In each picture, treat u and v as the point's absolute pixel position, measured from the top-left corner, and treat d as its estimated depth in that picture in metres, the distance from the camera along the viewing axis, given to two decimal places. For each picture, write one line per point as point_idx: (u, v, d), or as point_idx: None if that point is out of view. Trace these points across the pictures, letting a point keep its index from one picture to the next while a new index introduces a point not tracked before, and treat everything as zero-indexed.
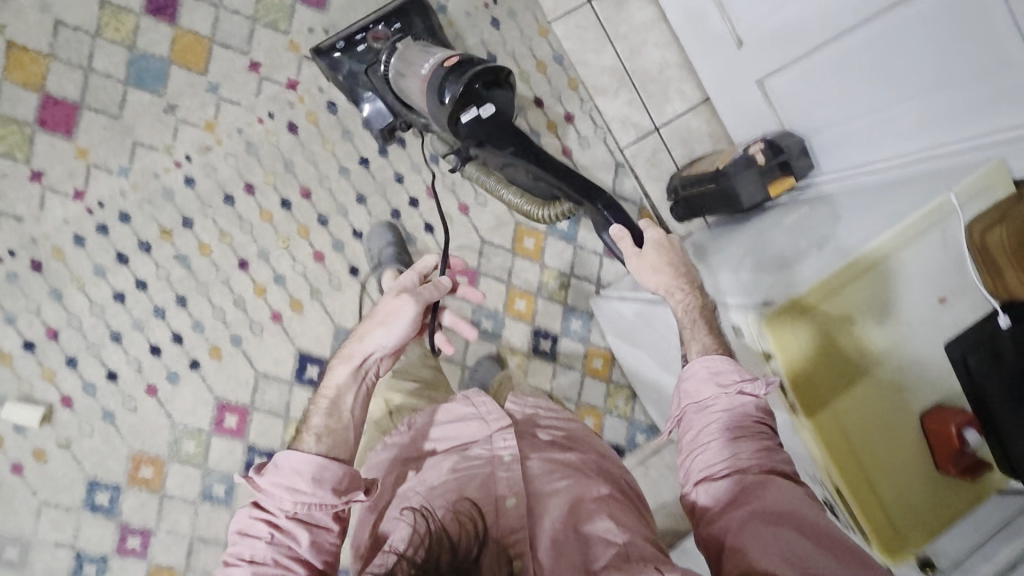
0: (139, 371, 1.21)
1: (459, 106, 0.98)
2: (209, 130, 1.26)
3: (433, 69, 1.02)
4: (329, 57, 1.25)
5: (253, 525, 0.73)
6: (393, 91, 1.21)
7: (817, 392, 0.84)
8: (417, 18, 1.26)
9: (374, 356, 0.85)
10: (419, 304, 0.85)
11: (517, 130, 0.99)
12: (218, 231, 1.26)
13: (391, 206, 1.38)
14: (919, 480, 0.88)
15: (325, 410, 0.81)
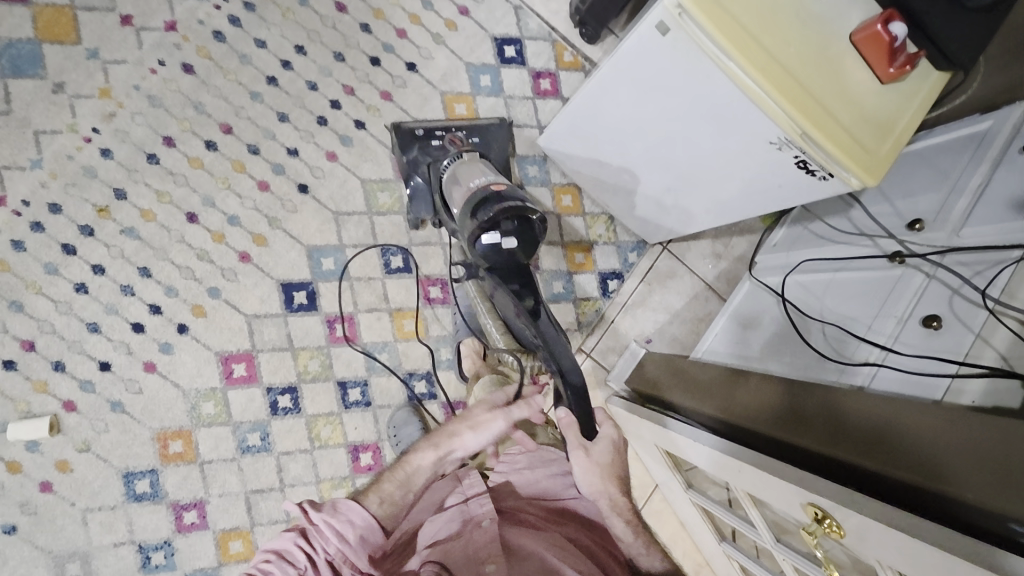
0: (130, 353, 1.18)
1: (486, 227, 0.95)
2: (106, 96, 1.19)
3: (482, 188, 1.00)
4: (405, 133, 1.20)
5: (295, 551, 0.79)
6: (440, 197, 1.15)
7: (747, 42, 0.76)
8: (497, 145, 1.24)
9: (457, 453, 0.95)
10: (512, 420, 0.97)
11: (526, 276, 1.02)
12: (154, 193, 1.20)
13: (315, 115, 1.29)
14: (877, 100, 0.82)
15: (399, 479, 0.91)
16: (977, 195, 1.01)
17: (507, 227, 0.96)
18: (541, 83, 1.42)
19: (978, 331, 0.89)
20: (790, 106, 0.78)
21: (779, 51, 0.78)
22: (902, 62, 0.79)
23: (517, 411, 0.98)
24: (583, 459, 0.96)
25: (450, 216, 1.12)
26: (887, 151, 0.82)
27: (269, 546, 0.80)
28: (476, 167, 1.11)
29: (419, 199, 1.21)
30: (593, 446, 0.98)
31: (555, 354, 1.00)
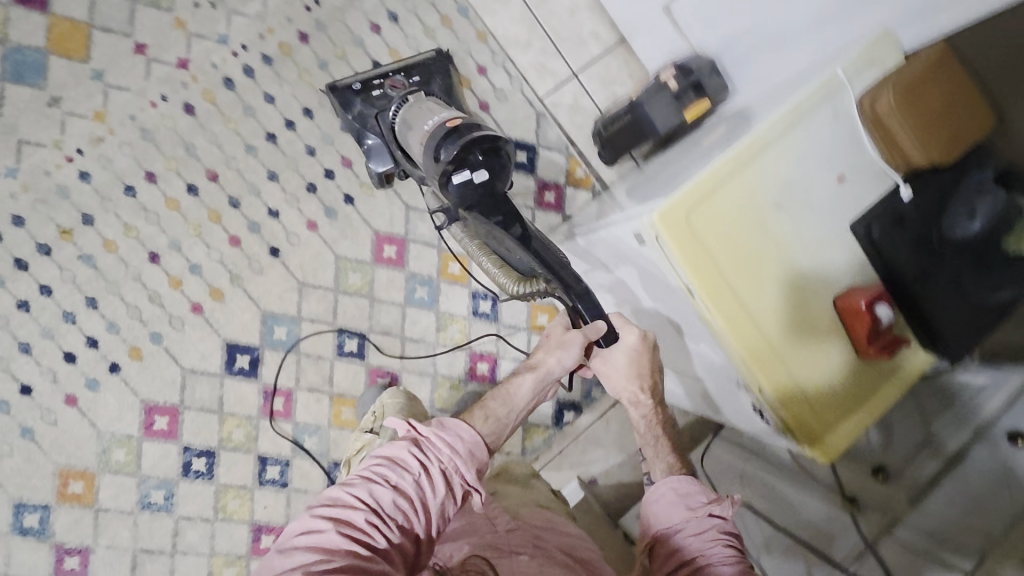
0: (55, 382, 1.15)
1: (452, 166, 0.89)
2: (100, 120, 1.16)
3: (435, 125, 0.94)
4: (342, 94, 1.14)
5: (408, 459, 0.70)
6: (397, 145, 1.10)
7: (723, 290, 0.71)
8: (438, 75, 1.19)
9: (554, 375, 0.88)
10: (590, 338, 0.87)
11: (512, 208, 0.93)
12: (122, 226, 1.17)
13: (305, 180, 1.25)
14: (848, 374, 0.77)
15: (503, 399, 0.84)
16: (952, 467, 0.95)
17: (474, 158, 0.89)
18: (545, 194, 1.37)
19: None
20: (753, 367, 0.73)
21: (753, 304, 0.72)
22: (882, 345, 0.74)
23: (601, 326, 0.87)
24: (608, 365, 0.92)
25: (413, 163, 1.09)
26: (847, 429, 0.77)
27: (377, 451, 0.71)
28: (420, 106, 1.07)
29: (377, 155, 1.15)
30: (610, 353, 0.91)
31: (557, 271, 0.91)
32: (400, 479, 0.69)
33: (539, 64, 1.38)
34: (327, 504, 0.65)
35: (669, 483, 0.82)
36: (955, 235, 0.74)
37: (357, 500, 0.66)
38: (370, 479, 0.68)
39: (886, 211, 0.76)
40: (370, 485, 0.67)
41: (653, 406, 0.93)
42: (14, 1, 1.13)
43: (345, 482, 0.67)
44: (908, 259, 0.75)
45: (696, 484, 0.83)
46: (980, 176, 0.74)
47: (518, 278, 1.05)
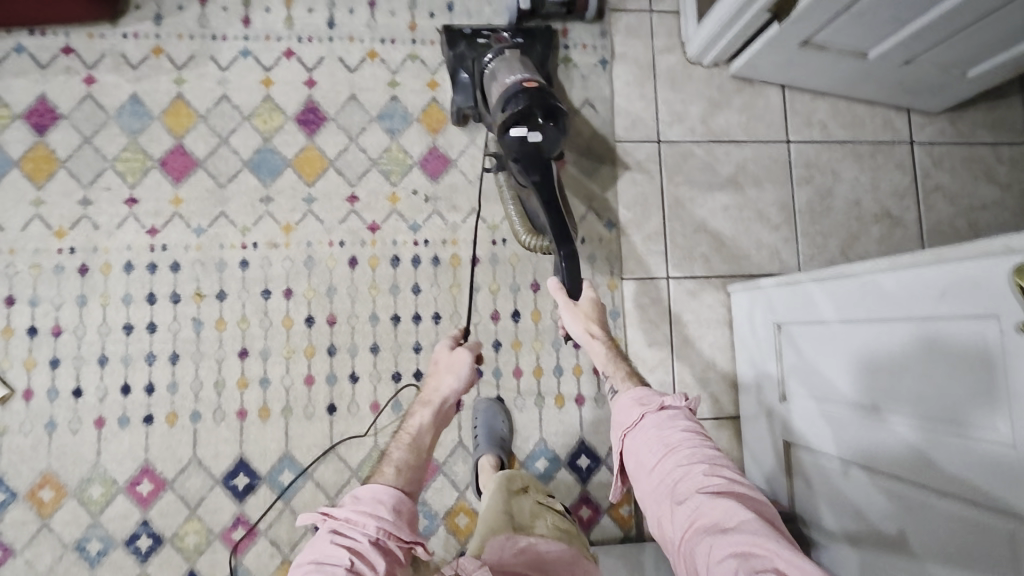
0: (100, 401, 1.25)
1: (513, 119, 1.06)
2: (285, 230, 1.33)
3: (514, 82, 1.10)
4: (452, 35, 1.32)
5: (334, 552, 0.70)
6: (478, 90, 1.25)
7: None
8: (539, 44, 1.34)
9: (448, 399, 0.96)
10: (473, 355, 1.02)
11: (548, 164, 1.10)
12: (240, 314, 1.30)
13: (396, 368, 1.33)
14: None
15: (406, 446, 0.87)
16: None
17: (541, 126, 1.07)
18: (580, 507, 1.35)
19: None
20: None
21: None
22: None
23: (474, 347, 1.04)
24: (573, 310, 1.08)
25: (487, 108, 1.22)
26: None
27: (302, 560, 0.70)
28: (509, 62, 1.19)
29: (463, 89, 1.29)
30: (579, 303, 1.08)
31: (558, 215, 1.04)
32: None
33: None
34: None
35: (628, 394, 0.91)
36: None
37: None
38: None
39: None
40: None
41: (605, 341, 1.05)
42: (294, 117, 1.35)
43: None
44: None
45: (646, 388, 0.93)
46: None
47: (530, 229, 1.28)
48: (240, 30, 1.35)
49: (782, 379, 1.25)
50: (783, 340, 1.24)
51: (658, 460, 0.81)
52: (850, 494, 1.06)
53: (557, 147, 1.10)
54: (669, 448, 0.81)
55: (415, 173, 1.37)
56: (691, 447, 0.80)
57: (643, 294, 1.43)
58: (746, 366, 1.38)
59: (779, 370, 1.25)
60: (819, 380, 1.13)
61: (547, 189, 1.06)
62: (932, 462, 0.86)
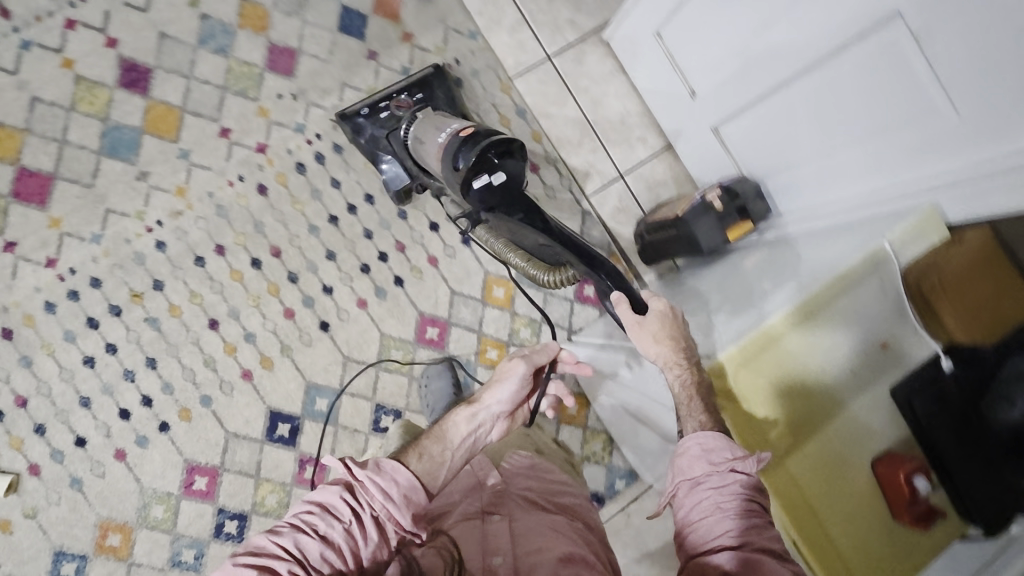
0: (107, 436, 1.21)
1: (471, 173, 0.97)
2: (181, 194, 1.26)
3: (451, 135, 1.02)
4: (352, 121, 1.27)
5: (341, 507, 0.73)
6: (409, 158, 1.20)
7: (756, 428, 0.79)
8: (439, 90, 1.32)
9: (493, 410, 0.91)
10: (531, 366, 0.93)
11: (530, 202, 0.99)
12: (188, 292, 1.26)
13: (360, 261, 1.33)
14: (883, 531, 0.79)
15: (436, 435, 0.85)
16: None
17: (489, 163, 0.97)
18: (584, 289, 1.43)
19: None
20: (790, 517, 0.76)
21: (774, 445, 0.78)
22: (917, 513, 0.77)
23: (541, 358, 0.94)
24: (641, 329, 0.85)
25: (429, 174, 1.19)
26: None
27: (312, 496, 0.74)
28: (426, 123, 1.16)
29: (393, 168, 1.26)
30: (646, 318, 0.85)
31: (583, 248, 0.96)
32: (328, 529, 0.71)
33: (588, 165, 1.46)
34: (249, 552, 0.67)
35: (703, 435, 0.74)
36: (994, 416, 0.79)
37: (285, 548, 0.69)
38: (298, 528, 0.71)
39: (931, 387, 0.81)
40: (296, 533, 0.70)
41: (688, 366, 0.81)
42: (120, 85, 1.25)
43: (271, 531, 0.70)
44: (947, 434, 0.81)
45: (727, 439, 0.74)
46: (1015, 364, 0.79)
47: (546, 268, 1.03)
48: (4, 24, 1.21)
49: (686, 78, 1.29)
50: (668, 43, 1.29)
51: (711, 523, 0.69)
52: (778, 123, 1.13)
53: (524, 180, 1.00)
54: (725, 514, 0.69)
55: (269, 78, 1.30)
56: (746, 517, 0.69)
57: (536, 83, 1.45)
58: (653, 95, 1.42)
59: (679, 73, 1.30)
60: (714, 52, 1.19)
61: (538, 217, 0.98)
62: (824, 28, 0.95)
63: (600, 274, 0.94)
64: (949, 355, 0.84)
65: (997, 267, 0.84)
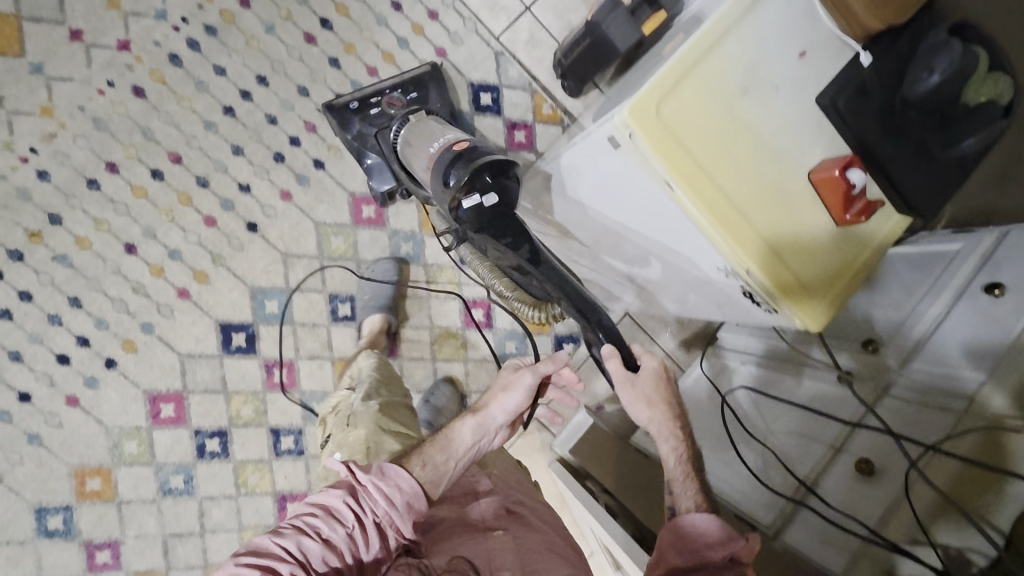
0: (52, 386, 1.14)
1: (461, 190, 0.94)
2: (48, 115, 1.13)
3: (443, 148, 1.01)
4: (339, 112, 1.19)
5: (343, 511, 0.68)
6: (396, 163, 1.15)
7: (686, 169, 0.70)
8: (435, 92, 1.24)
9: (497, 420, 0.83)
10: (538, 377, 0.85)
11: (520, 227, 0.96)
12: (92, 220, 1.15)
13: (272, 150, 1.23)
14: (832, 241, 0.77)
15: (440, 445, 0.78)
16: (931, 329, 0.94)
17: (484, 183, 0.93)
18: (515, 135, 1.37)
19: (904, 492, 0.81)
20: (735, 245, 0.73)
21: (708, 181, 0.71)
22: (859, 210, 0.74)
23: (548, 367, 0.85)
24: (635, 388, 0.84)
25: (416, 183, 1.13)
26: (835, 298, 0.77)
27: (314, 499, 0.69)
28: (427, 125, 1.14)
29: (378, 172, 1.21)
30: (637, 376, 0.84)
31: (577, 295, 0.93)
32: (330, 535, 0.67)
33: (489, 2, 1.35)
34: (250, 552, 0.63)
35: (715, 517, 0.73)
36: (911, 95, 0.71)
37: (287, 550, 0.64)
38: (301, 530, 0.66)
39: (851, 84, 0.73)
40: (297, 535, 0.65)
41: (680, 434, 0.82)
42: None
43: (272, 531, 0.65)
44: (876, 127, 0.74)
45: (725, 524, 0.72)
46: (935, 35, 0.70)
47: (533, 302, 1.18)
48: None
49: None
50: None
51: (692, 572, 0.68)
52: None
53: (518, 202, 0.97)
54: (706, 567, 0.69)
55: None
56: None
57: None
58: None
59: None
60: None
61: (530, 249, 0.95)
62: None
63: (594, 326, 0.90)
64: (868, 50, 0.74)
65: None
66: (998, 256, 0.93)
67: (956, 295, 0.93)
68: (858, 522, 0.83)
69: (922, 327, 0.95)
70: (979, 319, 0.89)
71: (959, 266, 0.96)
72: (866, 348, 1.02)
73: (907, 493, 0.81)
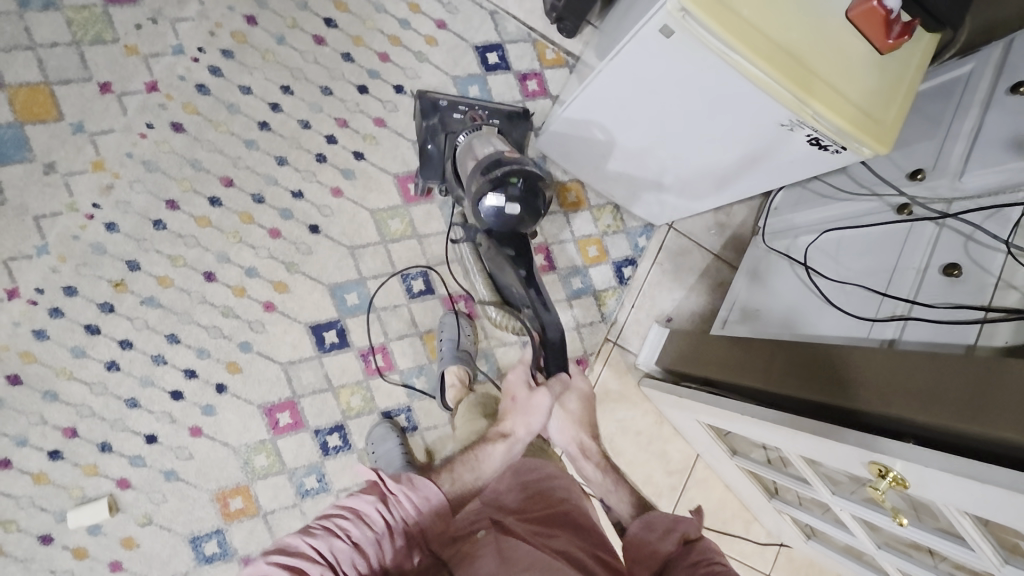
0: (174, 421, 1.18)
1: (490, 187, 0.99)
2: (100, 169, 1.16)
3: (493, 154, 1.05)
4: (428, 102, 1.20)
5: (373, 515, 0.74)
6: (452, 161, 1.19)
7: (742, 29, 0.77)
8: (519, 130, 1.22)
9: (522, 439, 0.98)
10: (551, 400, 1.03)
11: (521, 244, 1.11)
12: (168, 258, 1.19)
13: (313, 153, 1.28)
14: (880, 69, 0.83)
15: (472, 467, 0.91)
16: (972, 140, 1.02)
17: (514, 191, 0.98)
18: (527, 85, 1.43)
19: (999, 274, 0.88)
20: (801, 91, 0.79)
21: (762, 36, 0.78)
22: (900, 32, 0.80)
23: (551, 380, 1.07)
24: (567, 413, 1.09)
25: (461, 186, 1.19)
26: (897, 118, 0.84)
27: (343, 503, 0.75)
28: (487, 138, 1.13)
29: (430, 166, 1.24)
30: (567, 401, 1.09)
31: (541, 318, 1.06)
32: (358, 536, 0.72)
33: None
34: (283, 554, 0.69)
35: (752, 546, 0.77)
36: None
37: (317, 551, 0.70)
38: (332, 532, 0.72)
39: None
40: (329, 538, 0.71)
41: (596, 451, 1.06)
42: None
43: (303, 533, 0.71)
44: None
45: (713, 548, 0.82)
46: None
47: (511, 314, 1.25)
48: None
49: None
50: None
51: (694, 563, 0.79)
52: None
53: (531, 224, 1.04)
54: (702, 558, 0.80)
55: (117, 13, 1.18)
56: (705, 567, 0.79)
57: None
58: None
59: None
60: None
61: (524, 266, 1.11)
62: None
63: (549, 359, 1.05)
64: None
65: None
66: (1010, 62, 1.01)
67: (987, 101, 1.02)
68: (968, 309, 0.89)
69: (961, 142, 1.04)
70: (1013, 115, 0.97)
71: (976, 82, 1.05)
72: (912, 178, 1.09)
73: (1000, 279, 0.88)
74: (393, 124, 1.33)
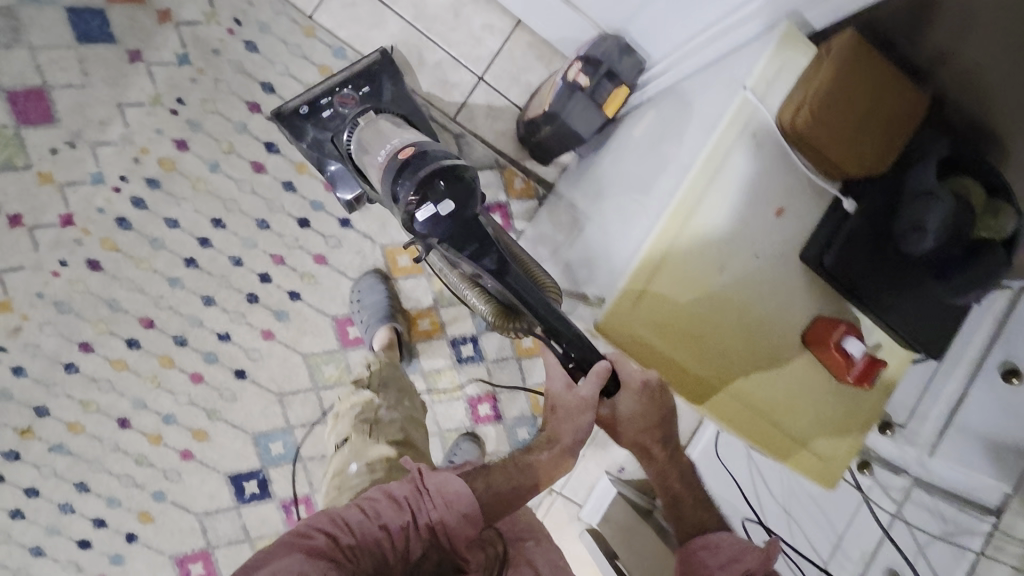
0: (81, 570, 1.14)
1: (414, 203, 0.77)
2: (7, 309, 1.08)
3: (390, 156, 0.83)
4: (292, 119, 1.04)
5: (405, 502, 0.65)
6: (356, 172, 1.00)
7: (674, 350, 0.76)
8: (388, 81, 1.07)
9: (566, 445, 0.76)
10: (588, 396, 0.74)
11: (486, 234, 0.78)
12: (79, 403, 1.12)
13: (244, 292, 1.18)
14: (829, 400, 0.80)
15: (514, 469, 0.74)
16: (952, 410, 0.94)
17: (437, 191, 0.76)
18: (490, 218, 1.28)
19: None
20: (732, 421, 0.78)
21: (713, 365, 0.76)
22: (859, 377, 0.76)
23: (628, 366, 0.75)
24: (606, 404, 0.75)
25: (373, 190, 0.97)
26: (846, 450, 0.81)
27: (379, 488, 0.67)
28: (376, 129, 0.97)
29: (343, 180, 1.08)
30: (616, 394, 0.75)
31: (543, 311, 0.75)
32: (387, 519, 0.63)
33: (440, 84, 1.24)
34: (329, 515, 0.62)
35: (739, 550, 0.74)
36: (910, 252, 0.71)
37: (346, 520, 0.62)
38: (372, 508, 0.65)
39: (832, 236, 0.75)
40: (360, 513, 0.63)
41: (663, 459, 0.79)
42: None
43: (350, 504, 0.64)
44: (873, 279, 0.74)
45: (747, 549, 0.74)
46: (921, 177, 0.72)
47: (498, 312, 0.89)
48: None
49: None
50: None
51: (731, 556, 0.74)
52: None
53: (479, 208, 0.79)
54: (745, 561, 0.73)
55: (30, 135, 1.06)
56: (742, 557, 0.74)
57: (341, 11, 1.19)
58: None
59: None
60: None
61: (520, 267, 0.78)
62: None
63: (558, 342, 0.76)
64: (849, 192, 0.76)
65: (863, 68, 0.73)
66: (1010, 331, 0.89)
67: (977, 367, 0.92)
68: None
69: (940, 409, 0.95)
70: (1000, 408, 0.88)
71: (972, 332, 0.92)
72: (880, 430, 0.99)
73: None
74: (335, 259, 1.22)
